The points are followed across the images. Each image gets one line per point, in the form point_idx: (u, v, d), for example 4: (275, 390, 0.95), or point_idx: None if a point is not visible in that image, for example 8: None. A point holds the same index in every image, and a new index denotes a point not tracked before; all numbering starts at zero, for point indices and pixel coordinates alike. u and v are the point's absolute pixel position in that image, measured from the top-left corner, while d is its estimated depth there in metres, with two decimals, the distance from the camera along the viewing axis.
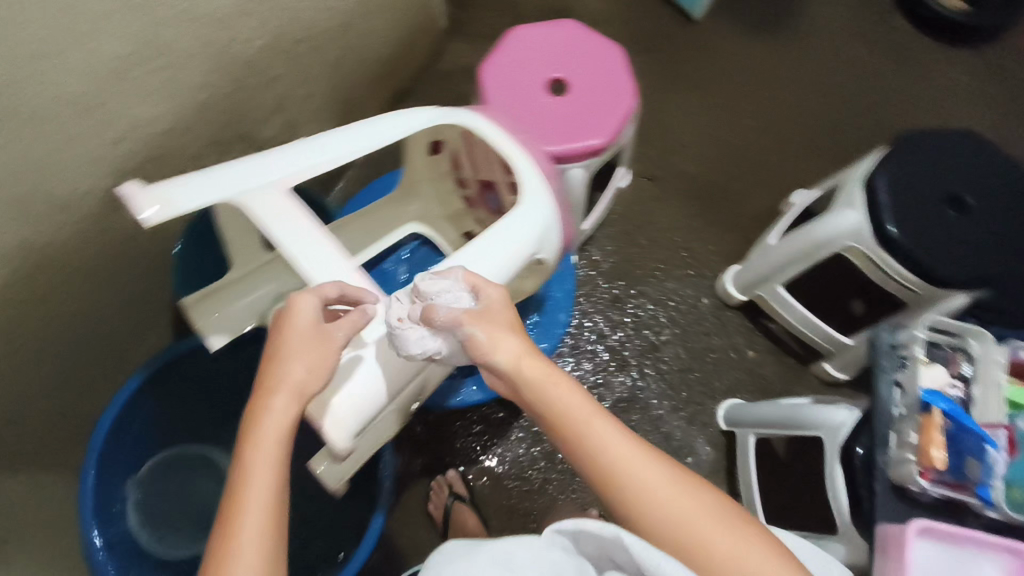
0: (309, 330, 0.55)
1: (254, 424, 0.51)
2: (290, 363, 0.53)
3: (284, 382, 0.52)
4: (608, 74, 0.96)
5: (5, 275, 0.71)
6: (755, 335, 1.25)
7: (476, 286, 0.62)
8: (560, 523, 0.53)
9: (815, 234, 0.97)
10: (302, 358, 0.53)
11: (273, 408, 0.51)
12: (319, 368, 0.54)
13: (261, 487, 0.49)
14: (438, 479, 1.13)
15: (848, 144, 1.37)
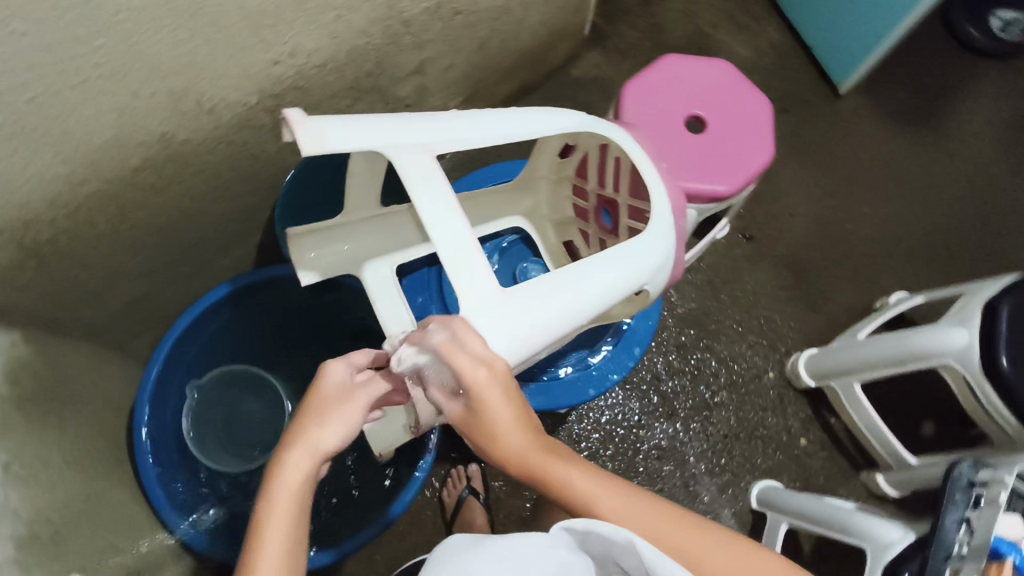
0: (330, 400, 0.53)
1: (272, 486, 0.48)
2: (309, 431, 0.51)
3: (300, 452, 0.50)
4: (750, 125, 0.94)
5: (139, 160, 0.74)
6: (812, 424, 1.21)
7: (454, 358, 0.53)
8: (569, 522, 0.48)
9: (915, 345, 0.92)
10: (323, 427, 0.51)
11: (288, 477, 0.49)
12: (342, 441, 0.52)
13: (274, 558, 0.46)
14: (457, 470, 1.13)
15: (961, 260, 1.31)
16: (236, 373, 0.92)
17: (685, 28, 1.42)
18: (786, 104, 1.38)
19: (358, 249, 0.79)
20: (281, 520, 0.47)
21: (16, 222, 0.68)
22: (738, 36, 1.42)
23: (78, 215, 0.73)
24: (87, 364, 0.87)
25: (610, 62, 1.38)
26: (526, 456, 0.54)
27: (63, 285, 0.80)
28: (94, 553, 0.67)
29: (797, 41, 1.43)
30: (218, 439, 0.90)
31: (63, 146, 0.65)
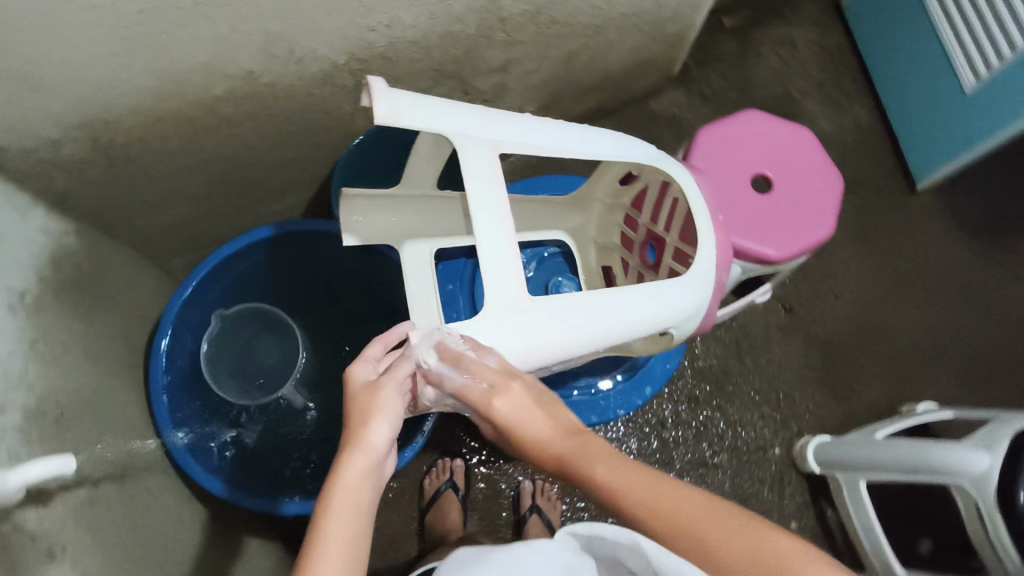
0: (366, 394, 0.52)
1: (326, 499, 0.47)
2: (356, 432, 0.50)
3: (355, 453, 0.49)
4: (816, 198, 0.92)
5: (222, 91, 0.77)
6: (807, 511, 1.17)
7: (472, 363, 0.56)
8: (573, 527, 0.49)
9: (934, 457, 0.89)
10: (370, 425, 0.50)
11: (347, 480, 0.48)
12: (393, 434, 0.51)
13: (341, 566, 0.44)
14: (442, 462, 1.13)
15: (1002, 386, 1.25)
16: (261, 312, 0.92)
17: (774, 88, 1.41)
18: (857, 186, 1.36)
19: (404, 224, 0.81)
20: (346, 521, 0.46)
21: (97, 120, 0.71)
22: (826, 108, 1.41)
23: (154, 128, 0.77)
24: (126, 269, 0.91)
25: (691, 104, 1.38)
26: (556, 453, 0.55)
27: (124, 190, 0.83)
28: (95, 442, 0.69)
29: (884, 127, 1.40)
30: (230, 372, 0.89)
31: (158, 61, 0.68)
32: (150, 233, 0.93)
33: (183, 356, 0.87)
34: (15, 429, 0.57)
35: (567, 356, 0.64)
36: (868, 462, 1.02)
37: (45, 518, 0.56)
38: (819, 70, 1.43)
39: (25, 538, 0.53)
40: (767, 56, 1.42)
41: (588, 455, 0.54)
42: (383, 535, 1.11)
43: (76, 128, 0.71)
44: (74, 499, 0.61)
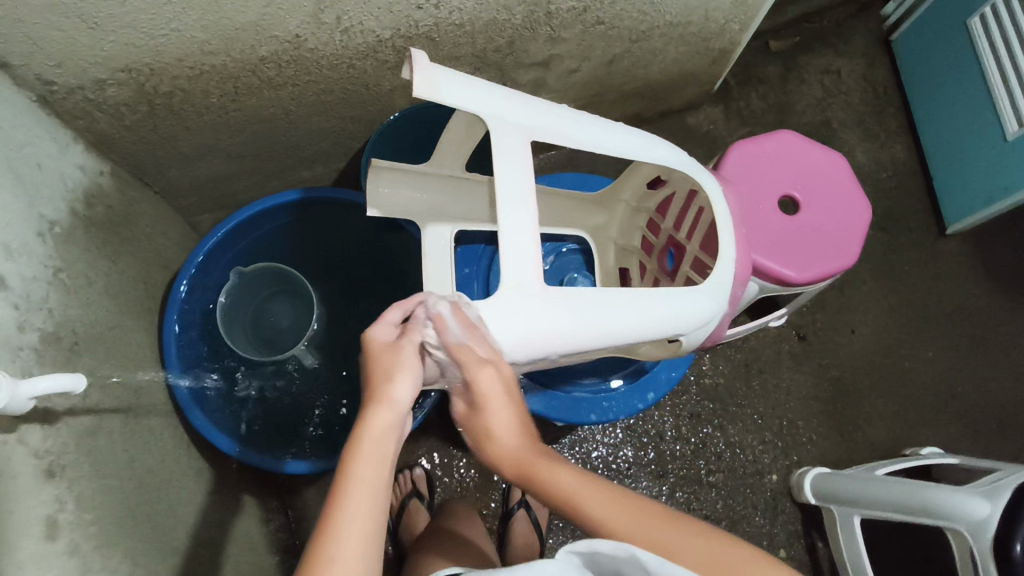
0: (388, 353, 0.53)
1: (354, 441, 0.49)
2: (380, 388, 0.51)
3: (376, 407, 0.51)
4: (843, 226, 0.92)
5: (267, 52, 0.78)
6: (797, 542, 1.16)
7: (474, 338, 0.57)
8: (573, 543, 0.48)
9: (934, 498, 0.87)
10: (392, 382, 0.52)
11: (371, 432, 0.49)
12: (415, 390, 0.53)
13: (364, 507, 0.46)
14: (406, 474, 1.11)
15: (1011, 443, 1.23)
16: (281, 272, 0.90)
17: (813, 116, 1.40)
18: (886, 223, 1.34)
19: (429, 201, 0.82)
20: (369, 473, 0.47)
21: (144, 66, 0.73)
22: (863, 142, 1.39)
23: (198, 81, 0.78)
24: (154, 217, 0.93)
25: (727, 122, 1.38)
26: (513, 452, 0.54)
27: (162, 139, 0.85)
28: (105, 377, 0.70)
29: (921, 167, 1.38)
30: (243, 325, 0.91)
31: (209, 14, 0.70)
32: (183, 184, 0.96)
33: (199, 306, 0.88)
34: (29, 350, 0.58)
35: (574, 349, 0.65)
36: (865, 497, 1.00)
37: (48, 438, 0.57)
38: (861, 103, 1.42)
39: (27, 455, 0.54)
40: (810, 84, 1.41)
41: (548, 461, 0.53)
42: None
43: (123, 71, 0.73)
44: (78, 426, 0.62)
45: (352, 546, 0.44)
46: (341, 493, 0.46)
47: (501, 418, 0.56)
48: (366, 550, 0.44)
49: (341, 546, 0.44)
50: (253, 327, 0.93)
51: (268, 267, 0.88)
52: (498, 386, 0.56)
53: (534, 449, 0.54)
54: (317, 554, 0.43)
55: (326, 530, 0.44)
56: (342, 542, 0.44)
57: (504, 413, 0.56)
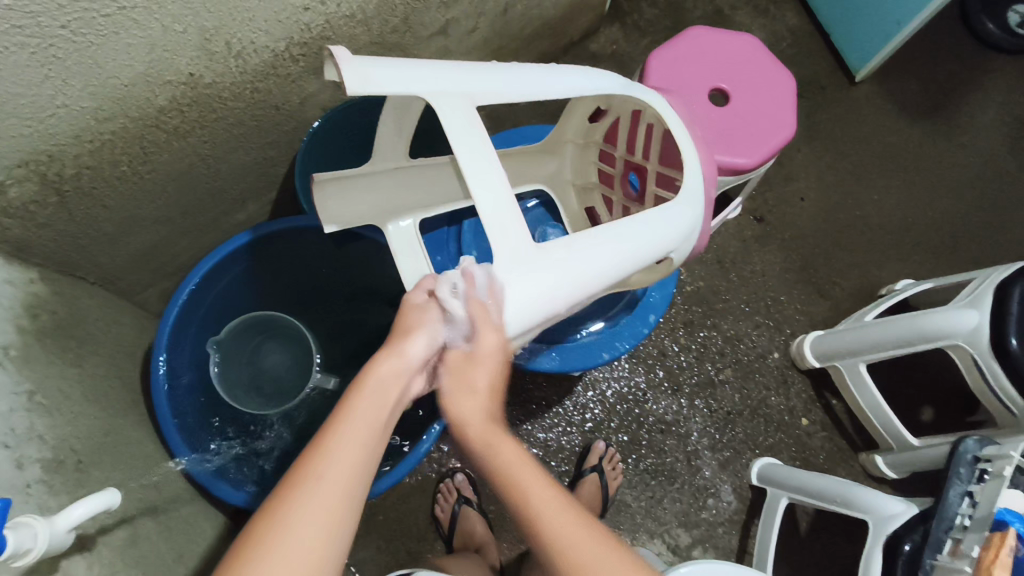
0: (416, 310, 0.55)
1: (363, 376, 0.50)
2: (397, 340, 0.52)
3: (390, 358, 0.51)
4: (775, 100, 0.94)
5: (164, 100, 0.73)
6: (814, 406, 1.22)
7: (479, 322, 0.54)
8: None
9: (926, 322, 0.93)
10: (410, 338, 0.52)
11: (379, 376, 0.50)
12: (427, 352, 0.53)
13: (352, 444, 0.46)
14: (446, 484, 1.10)
15: (966, 252, 1.32)
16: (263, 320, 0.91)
17: (705, 9, 1.42)
18: (801, 89, 1.39)
19: (381, 199, 0.79)
20: (368, 415, 0.48)
21: (41, 154, 0.67)
22: (757, 19, 1.42)
23: (102, 153, 0.73)
24: (101, 310, 0.87)
25: (628, 39, 1.38)
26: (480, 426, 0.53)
27: (83, 226, 0.79)
28: (119, 484, 0.66)
29: (816, 27, 1.42)
30: (247, 390, 0.90)
31: (94, 78, 0.65)
32: (117, 264, 0.90)
33: (186, 380, 0.83)
34: (36, 483, 0.54)
35: (582, 296, 0.64)
36: (863, 343, 1.06)
37: (93, 565, 0.54)
38: None
39: None
40: None
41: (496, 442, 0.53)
42: (419, 518, 1.11)
43: (20, 166, 0.67)
44: (116, 539, 0.59)
45: (337, 473, 0.44)
46: (337, 422, 0.47)
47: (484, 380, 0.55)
48: (349, 482, 0.45)
49: (331, 467, 0.44)
50: (257, 388, 0.92)
51: (240, 322, 0.89)
52: (501, 352, 0.56)
53: (499, 425, 0.54)
54: (298, 476, 0.44)
55: (319, 449, 0.45)
56: (333, 461, 0.45)
57: (489, 376, 0.55)
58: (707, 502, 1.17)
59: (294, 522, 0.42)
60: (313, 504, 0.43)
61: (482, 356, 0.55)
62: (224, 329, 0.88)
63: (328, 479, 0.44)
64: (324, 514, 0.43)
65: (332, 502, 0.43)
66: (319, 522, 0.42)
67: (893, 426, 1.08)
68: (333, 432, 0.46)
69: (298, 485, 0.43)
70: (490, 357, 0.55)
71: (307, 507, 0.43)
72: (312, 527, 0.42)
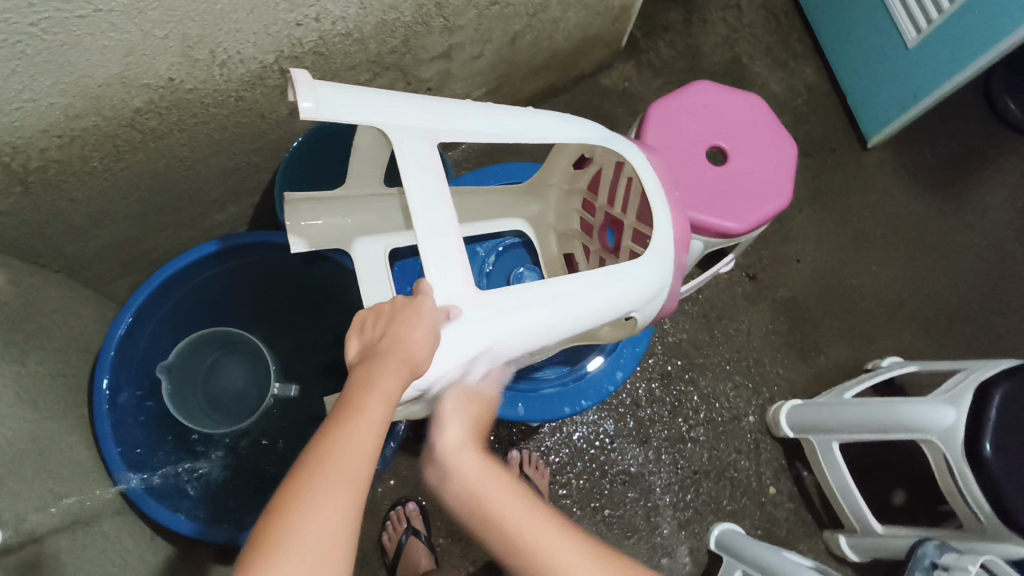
0: (407, 304, 0.54)
1: (367, 377, 0.49)
2: (398, 337, 0.52)
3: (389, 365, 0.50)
4: (773, 165, 0.92)
5: (140, 102, 0.71)
6: (783, 474, 1.19)
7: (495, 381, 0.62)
8: None
9: (900, 413, 0.90)
10: (413, 333, 0.52)
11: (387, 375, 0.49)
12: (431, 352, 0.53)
13: (360, 445, 0.45)
14: (396, 511, 1.08)
15: (961, 336, 1.28)
16: (215, 334, 0.88)
17: (722, 56, 1.40)
18: (810, 148, 1.36)
19: (354, 224, 0.78)
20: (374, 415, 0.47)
21: (5, 146, 0.65)
22: (775, 72, 1.40)
23: (71, 149, 0.71)
24: (60, 301, 0.85)
25: (641, 77, 1.35)
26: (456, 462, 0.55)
27: (48, 217, 0.78)
28: (36, 494, 0.65)
29: (833, 87, 1.40)
30: (203, 408, 0.88)
31: (65, 76, 0.63)
32: (86, 255, 0.88)
33: (133, 386, 0.81)
34: None
35: (507, 355, 0.61)
36: (837, 422, 1.03)
37: None
38: (766, 34, 1.42)
39: None
40: (714, 23, 1.41)
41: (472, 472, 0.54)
42: (365, 543, 1.09)
43: None
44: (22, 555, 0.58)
45: (342, 481, 0.43)
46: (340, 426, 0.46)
47: (454, 436, 0.56)
48: (352, 489, 0.43)
49: (338, 469, 0.44)
50: (212, 403, 0.89)
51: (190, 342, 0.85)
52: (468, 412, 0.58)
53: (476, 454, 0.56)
54: (300, 483, 0.43)
55: (324, 451, 0.44)
56: (338, 462, 0.44)
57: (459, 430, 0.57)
58: (661, 560, 1.14)
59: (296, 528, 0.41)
60: (321, 509, 0.42)
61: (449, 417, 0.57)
62: (172, 354, 0.84)
63: (334, 481, 0.43)
64: (337, 520, 0.42)
65: (339, 513, 0.42)
66: (324, 524, 0.41)
67: (859, 509, 1.05)
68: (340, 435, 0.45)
69: (304, 491, 0.42)
70: (459, 414, 0.57)
71: (313, 519, 0.41)
72: (314, 530, 0.41)
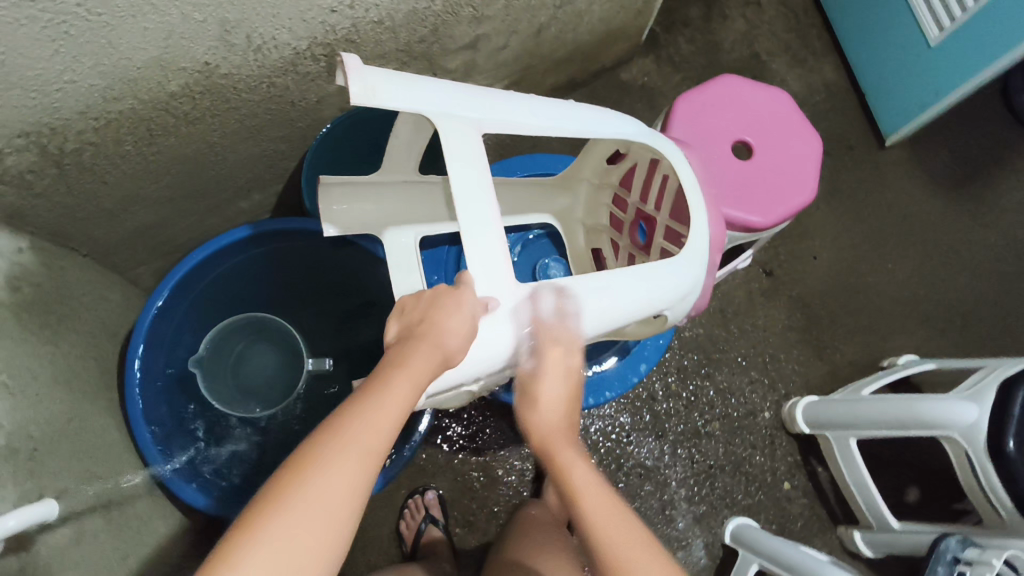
0: (449, 294, 0.55)
1: (402, 357, 0.50)
2: (434, 327, 0.52)
3: (422, 351, 0.51)
4: (799, 160, 0.92)
5: (176, 86, 0.72)
6: (799, 470, 1.20)
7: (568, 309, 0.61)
8: None
9: (923, 410, 0.90)
10: (449, 321, 0.53)
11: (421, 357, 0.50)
12: (466, 342, 0.53)
13: (386, 416, 0.46)
14: (414, 500, 1.09)
15: (976, 334, 1.29)
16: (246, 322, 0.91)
17: (741, 52, 1.40)
18: (828, 146, 1.36)
19: (385, 212, 0.78)
20: (403, 392, 0.48)
21: (44, 127, 0.66)
22: (794, 69, 1.40)
23: (107, 131, 0.71)
24: (87, 284, 0.85)
25: (660, 72, 1.36)
26: (550, 428, 0.58)
27: (80, 200, 0.78)
28: (71, 475, 0.65)
29: (852, 85, 1.40)
30: (238, 395, 0.89)
31: (105, 58, 0.63)
32: (114, 240, 0.89)
33: (159, 377, 0.81)
34: None
35: None
36: (857, 419, 1.03)
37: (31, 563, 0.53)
38: (785, 31, 1.42)
39: None
40: (733, 19, 1.41)
41: (561, 445, 0.57)
42: (383, 530, 1.10)
43: (21, 136, 0.65)
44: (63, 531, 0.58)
45: (361, 448, 0.44)
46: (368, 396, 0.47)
47: (552, 391, 0.59)
48: (369, 459, 0.44)
49: (361, 433, 0.44)
50: (246, 391, 0.91)
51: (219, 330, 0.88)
52: (562, 368, 0.60)
53: (568, 437, 0.59)
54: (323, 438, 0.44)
55: (349, 413, 0.45)
56: (361, 426, 0.45)
57: (556, 388, 0.59)
58: (676, 554, 1.14)
59: (310, 481, 0.41)
60: (337, 466, 0.42)
61: (546, 371, 0.59)
62: (203, 344, 0.86)
63: (354, 442, 0.44)
64: (347, 482, 0.42)
65: (351, 479, 0.42)
66: (337, 482, 0.42)
67: (876, 506, 1.05)
68: (368, 402, 0.46)
69: (328, 446, 0.43)
70: (554, 370, 0.59)
71: (327, 474, 0.42)
72: (327, 483, 0.42)
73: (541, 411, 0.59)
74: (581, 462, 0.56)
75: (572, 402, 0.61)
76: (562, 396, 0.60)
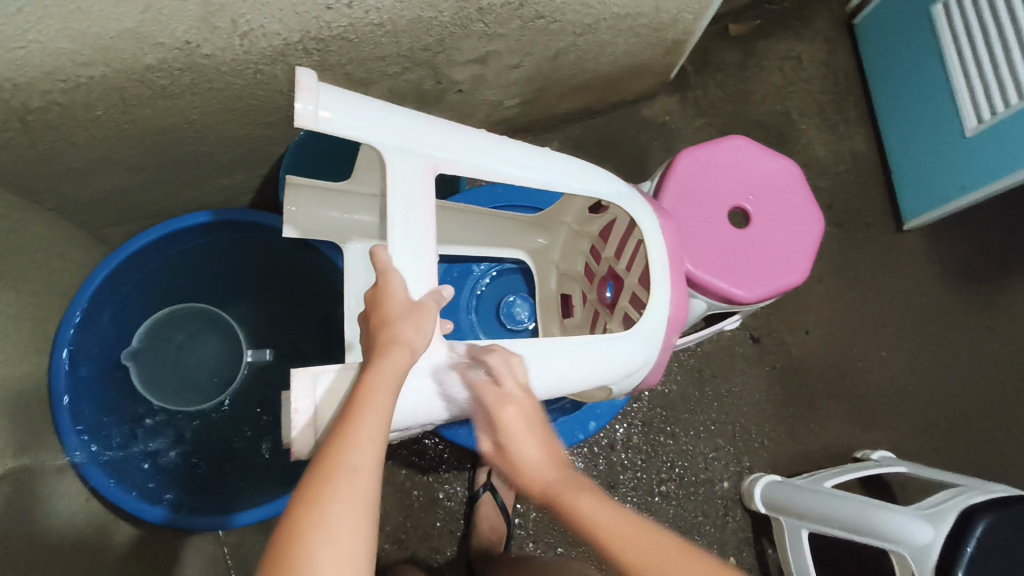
0: (380, 290, 0.53)
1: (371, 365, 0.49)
2: (387, 331, 0.51)
3: (381, 368, 0.49)
4: (795, 239, 0.87)
5: (152, 60, 0.69)
6: (747, 548, 1.15)
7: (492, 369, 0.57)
8: None
9: (877, 520, 0.86)
10: (399, 323, 0.51)
11: (386, 361, 0.50)
12: (422, 336, 0.52)
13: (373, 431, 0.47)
14: None
15: (960, 441, 1.23)
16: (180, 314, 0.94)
17: (772, 106, 1.34)
18: (843, 218, 1.31)
19: (351, 221, 0.76)
20: (379, 396, 0.48)
21: (6, 82, 0.63)
22: (823, 133, 1.34)
23: (76, 94, 0.69)
24: (45, 240, 0.84)
25: (683, 113, 1.31)
26: (541, 481, 0.56)
27: (45, 156, 0.76)
28: None
29: (881, 160, 1.34)
30: (175, 389, 0.93)
31: (75, 23, 0.61)
32: (83, 198, 0.87)
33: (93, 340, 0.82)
34: None
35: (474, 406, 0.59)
36: (812, 511, 0.98)
37: None
38: (822, 92, 1.36)
39: None
40: (770, 71, 1.36)
41: (558, 490, 0.55)
42: None
43: None
44: None
45: (360, 471, 0.45)
46: (348, 419, 0.47)
47: (529, 454, 0.56)
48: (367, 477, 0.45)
49: (359, 457, 0.46)
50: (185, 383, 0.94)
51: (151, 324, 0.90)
52: (525, 421, 0.57)
53: (562, 477, 0.56)
54: (322, 473, 0.45)
55: (341, 438, 0.46)
56: (355, 450, 0.46)
57: (531, 447, 0.56)
58: None
59: (323, 517, 0.43)
60: (347, 495, 0.44)
61: (510, 434, 0.57)
62: (135, 339, 0.89)
63: (352, 463, 0.45)
64: (356, 504, 0.44)
65: (358, 502, 0.44)
66: (347, 515, 0.43)
67: None
68: (355, 422, 0.47)
69: (332, 477, 0.44)
70: (516, 432, 0.56)
71: (336, 508, 0.43)
72: (341, 514, 0.43)
73: (526, 471, 0.56)
74: (583, 494, 0.54)
75: (554, 447, 0.58)
76: (542, 447, 0.57)
